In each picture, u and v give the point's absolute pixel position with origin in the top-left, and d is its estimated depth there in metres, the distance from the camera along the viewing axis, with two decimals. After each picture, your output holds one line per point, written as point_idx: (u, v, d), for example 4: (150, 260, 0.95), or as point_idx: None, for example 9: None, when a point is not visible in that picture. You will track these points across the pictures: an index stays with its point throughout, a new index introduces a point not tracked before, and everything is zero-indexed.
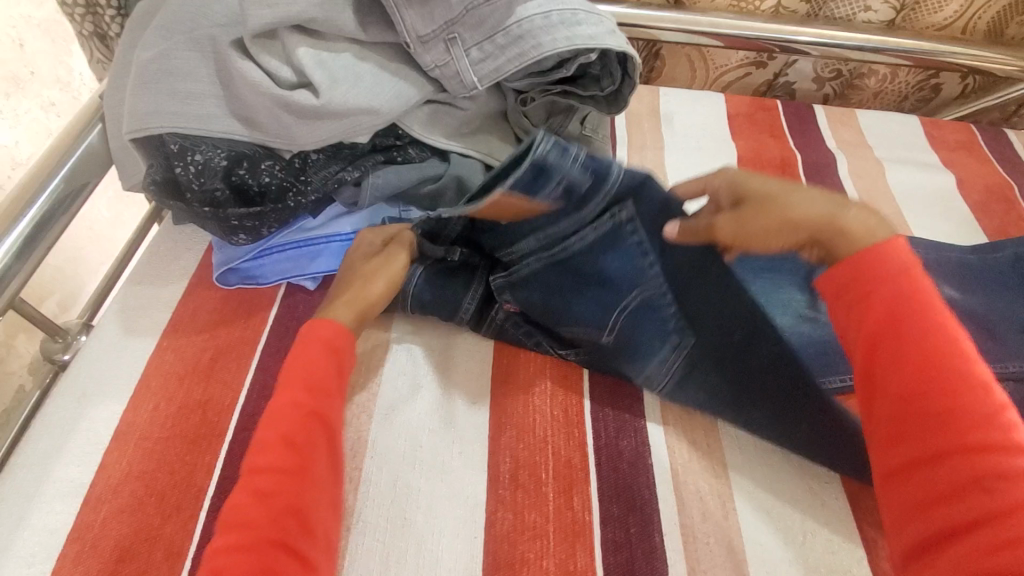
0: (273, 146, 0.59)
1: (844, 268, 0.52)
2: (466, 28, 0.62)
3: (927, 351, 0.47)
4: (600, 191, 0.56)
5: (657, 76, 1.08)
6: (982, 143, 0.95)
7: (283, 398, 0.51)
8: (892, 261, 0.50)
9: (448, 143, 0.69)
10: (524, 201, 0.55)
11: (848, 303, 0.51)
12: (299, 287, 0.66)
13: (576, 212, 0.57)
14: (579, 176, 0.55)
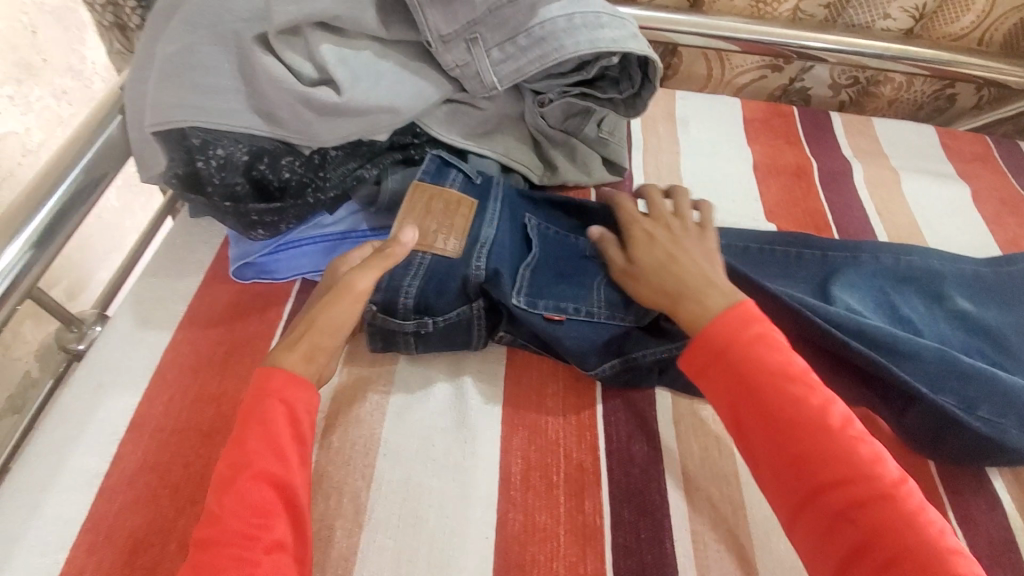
0: (293, 142, 0.59)
1: (704, 347, 0.52)
2: (488, 28, 0.62)
3: (787, 409, 0.47)
4: (488, 193, 0.66)
5: (673, 73, 1.07)
6: (998, 154, 0.94)
7: (241, 439, 0.48)
8: (736, 321, 0.51)
9: (465, 143, 0.70)
10: (444, 189, 0.64)
11: (707, 358, 0.52)
12: (314, 282, 0.66)
13: (490, 199, 0.65)
14: (470, 172, 0.67)
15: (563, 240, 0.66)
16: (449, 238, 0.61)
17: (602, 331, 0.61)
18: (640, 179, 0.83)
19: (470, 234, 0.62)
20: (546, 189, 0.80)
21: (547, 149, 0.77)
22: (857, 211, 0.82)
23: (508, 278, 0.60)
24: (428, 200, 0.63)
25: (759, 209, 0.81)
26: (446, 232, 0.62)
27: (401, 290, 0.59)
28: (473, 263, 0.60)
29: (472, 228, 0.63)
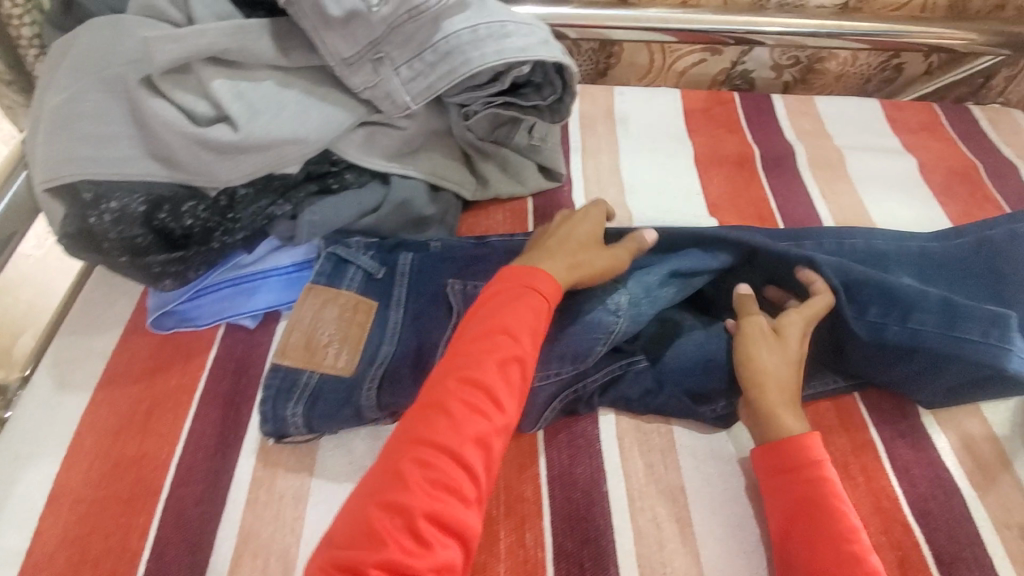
0: (196, 185, 0.57)
1: (779, 451, 0.52)
2: (394, 46, 0.59)
3: (825, 501, 0.49)
4: (390, 291, 0.63)
5: (616, 62, 1.05)
6: (946, 122, 0.92)
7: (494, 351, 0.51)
8: (810, 447, 0.52)
9: (387, 165, 0.67)
10: (338, 293, 0.61)
11: (777, 482, 0.52)
12: (238, 325, 0.63)
13: (390, 303, 0.62)
14: (371, 266, 0.63)
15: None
16: (341, 349, 0.58)
17: (542, 392, 0.57)
18: (579, 183, 0.81)
19: (364, 350, 0.59)
20: (481, 203, 0.77)
21: (478, 163, 0.75)
22: (801, 195, 0.80)
23: (409, 385, 0.57)
24: (324, 304, 0.61)
25: (702, 203, 0.79)
26: (337, 347, 0.59)
27: (287, 422, 0.55)
28: (364, 390, 0.56)
29: (367, 336, 0.60)
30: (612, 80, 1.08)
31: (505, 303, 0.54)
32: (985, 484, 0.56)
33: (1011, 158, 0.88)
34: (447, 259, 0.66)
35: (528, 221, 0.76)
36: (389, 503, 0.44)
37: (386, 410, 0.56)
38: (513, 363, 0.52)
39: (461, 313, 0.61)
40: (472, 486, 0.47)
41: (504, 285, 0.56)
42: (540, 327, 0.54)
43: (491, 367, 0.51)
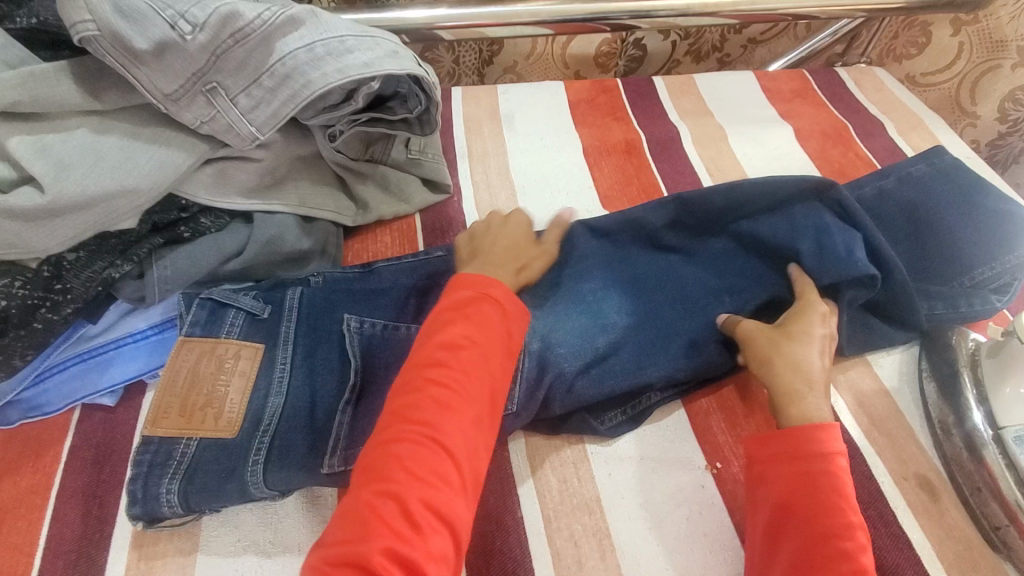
0: (10, 259, 0.49)
1: (784, 441, 0.50)
2: (224, 74, 0.54)
3: (834, 494, 0.48)
4: (277, 329, 0.58)
5: (499, 48, 1.04)
6: (817, 87, 0.96)
7: (450, 347, 0.50)
8: (825, 439, 0.50)
9: (247, 204, 0.61)
10: (216, 343, 0.55)
11: (779, 467, 0.50)
12: (97, 405, 0.56)
13: (277, 343, 0.57)
14: (253, 306, 0.58)
15: (389, 335, 0.59)
16: (223, 407, 0.52)
17: None
18: (469, 191, 0.78)
19: (250, 405, 0.53)
20: (364, 227, 0.72)
21: (354, 185, 0.70)
22: (690, 175, 0.81)
23: (300, 453, 0.51)
24: (200, 358, 0.54)
25: (594, 195, 0.78)
26: (218, 407, 0.52)
27: (160, 501, 0.47)
28: (250, 460, 0.50)
29: (254, 386, 0.54)
30: (498, 67, 1.07)
31: (461, 306, 0.52)
32: (881, 439, 0.58)
33: (876, 114, 0.93)
34: (345, 290, 0.62)
35: (417, 239, 0.72)
36: (382, 494, 0.43)
37: (277, 489, 0.49)
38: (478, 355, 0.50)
39: (359, 357, 0.56)
40: (461, 476, 0.45)
41: (460, 290, 0.53)
42: (496, 323, 0.52)
43: (453, 359, 0.49)
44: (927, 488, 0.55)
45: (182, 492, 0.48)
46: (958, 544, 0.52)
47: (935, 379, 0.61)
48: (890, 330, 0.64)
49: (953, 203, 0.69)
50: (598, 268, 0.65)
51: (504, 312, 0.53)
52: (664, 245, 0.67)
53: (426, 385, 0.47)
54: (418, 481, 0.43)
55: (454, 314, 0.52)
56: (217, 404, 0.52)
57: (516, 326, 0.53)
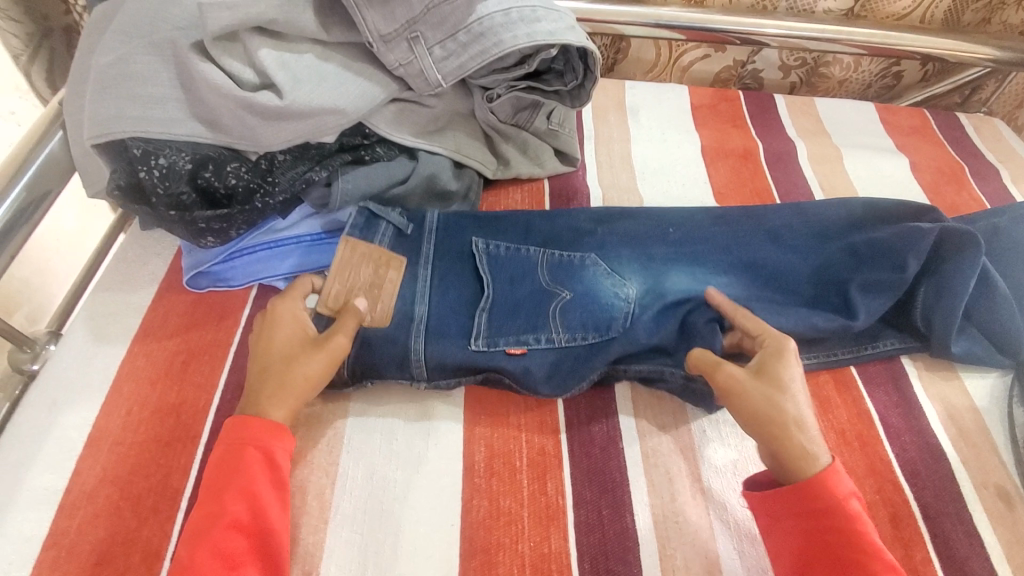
0: (239, 147, 0.60)
1: (789, 494, 0.50)
2: (428, 26, 0.63)
3: (841, 546, 0.47)
4: (418, 247, 0.65)
5: (623, 57, 1.09)
6: (935, 126, 0.98)
7: (225, 486, 0.49)
8: (830, 486, 0.49)
9: (415, 141, 0.71)
10: (370, 248, 0.63)
11: (790, 520, 0.50)
12: (271, 287, 0.66)
13: (420, 259, 0.65)
14: (400, 223, 0.66)
15: (513, 257, 0.66)
16: (379, 301, 0.61)
17: (567, 358, 0.61)
18: (593, 168, 0.85)
19: (400, 306, 0.61)
20: (500, 183, 0.81)
21: (499, 144, 0.78)
22: (802, 186, 0.86)
23: (451, 339, 0.60)
24: (359, 258, 0.62)
25: (709, 191, 0.84)
26: (377, 298, 0.61)
27: None
28: (414, 338, 0.60)
29: (401, 293, 0.62)
30: (618, 74, 1.12)
31: (228, 448, 0.51)
32: (967, 449, 0.61)
33: (993, 161, 0.94)
34: (477, 216, 0.69)
35: (545, 201, 0.79)
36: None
37: (430, 370, 0.59)
38: (245, 528, 0.48)
39: (489, 273, 0.64)
40: None
41: (232, 434, 0.52)
42: (259, 488, 0.49)
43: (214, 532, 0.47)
44: (1005, 498, 0.58)
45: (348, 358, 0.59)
46: None
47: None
48: (989, 354, 0.66)
49: None
50: (716, 252, 0.71)
51: (246, 436, 0.51)
52: (773, 225, 0.73)
53: (206, 547, 0.46)
54: None
55: (218, 496, 0.49)
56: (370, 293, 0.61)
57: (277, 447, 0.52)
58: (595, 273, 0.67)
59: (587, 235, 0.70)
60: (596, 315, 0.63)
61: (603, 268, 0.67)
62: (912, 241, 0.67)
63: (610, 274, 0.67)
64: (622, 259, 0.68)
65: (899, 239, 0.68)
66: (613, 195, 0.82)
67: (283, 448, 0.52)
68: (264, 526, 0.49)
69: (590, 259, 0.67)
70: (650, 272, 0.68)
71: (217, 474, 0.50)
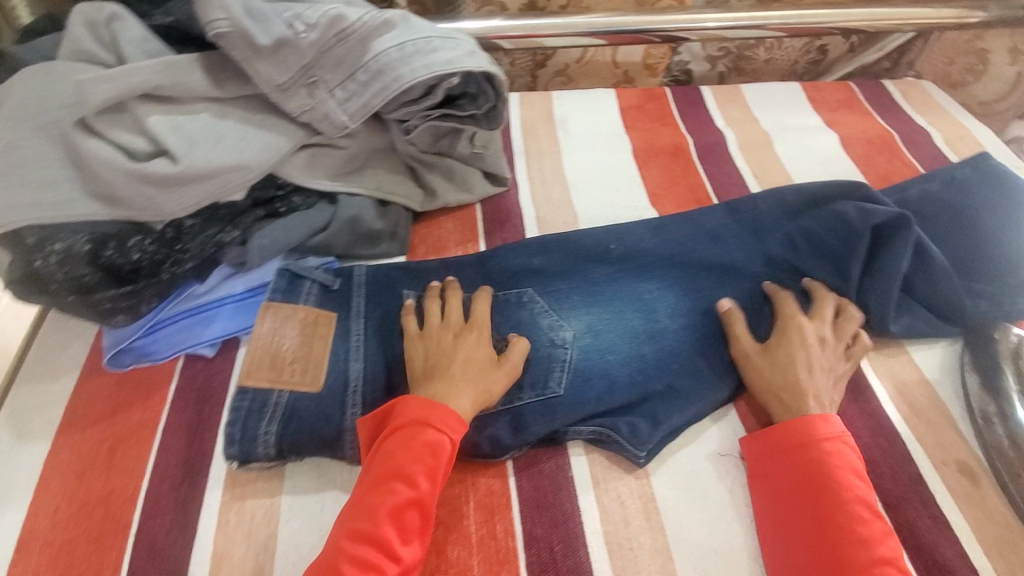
0: (142, 220, 0.58)
1: (783, 435, 0.55)
2: (325, 69, 0.62)
3: (826, 478, 0.51)
4: (348, 300, 0.63)
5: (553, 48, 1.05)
6: (862, 97, 0.98)
7: (387, 460, 0.50)
8: (818, 426, 0.54)
9: (333, 185, 0.70)
10: (295, 310, 0.60)
11: (782, 462, 0.54)
12: (197, 356, 0.64)
13: (350, 314, 0.62)
14: (325, 278, 0.63)
15: None
16: (308, 364, 0.57)
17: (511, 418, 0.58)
18: (525, 185, 0.84)
19: (332, 367, 0.57)
20: (430, 215, 0.79)
21: (424, 175, 0.77)
22: (734, 176, 0.85)
23: None
24: (283, 322, 0.59)
25: (644, 193, 0.83)
26: (304, 364, 0.57)
27: (258, 442, 0.53)
28: (349, 414, 0.55)
29: (334, 351, 0.58)
30: (551, 68, 1.08)
31: (413, 426, 0.51)
32: (921, 426, 0.60)
33: (923, 124, 0.94)
34: (407, 267, 0.68)
35: (478, 226, 0.78)
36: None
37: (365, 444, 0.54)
38: (412, 504, 0.48)
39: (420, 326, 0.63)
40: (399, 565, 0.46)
41: (397, 416, 0.52)
42: (437, 464, 0.50)
43: (385, 515, 0.47)
44: (966, 473, 0.57)
45: (272, 427, 0.53)
46: (998, 529, 0.53)
47: (978, 372, 0.63)
48: (932, 326, 0.66)
49: (1000, 206, 0.71)
50: (655, 269, 0.70)
51: (435, 414, 0.52)
52: (705, 228, 0.73)
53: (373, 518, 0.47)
54: (360, 566, 0.45)
55: (389, 481, 0.49)
56: (300, 356, 0.57)
57: (444, 418, 0.52)
58: (533, 316, 0.66)
59: (530, 270, 0.70)
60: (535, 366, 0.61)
61: (541, 305, 0.67)
62: (844, 237, 0.67)
63: (548, 313, 0.66)
64: (559, 297, 0.68)
65: (825, 233, 0.69)
66: (545, 211, 0.81)
67: (454, 425, 0.52)
68: (421, 501, 0.49)
69: (527, 295, 0.68)
70: (590, 295, 0.68)
71: (428, 448, 0.50)
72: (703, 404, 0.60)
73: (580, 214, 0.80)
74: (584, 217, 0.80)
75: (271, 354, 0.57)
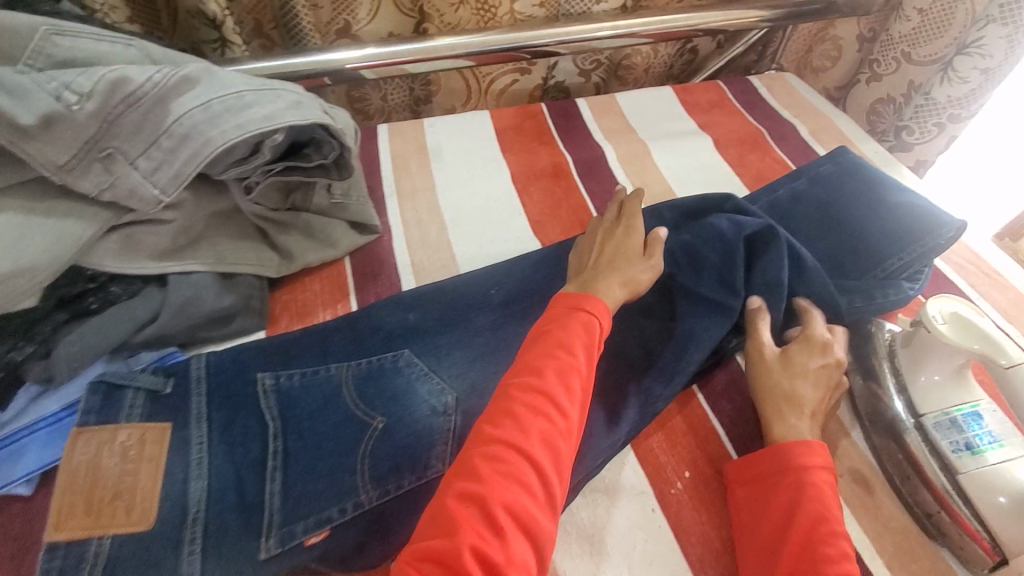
0: None
1: (772, 458, 0.52)
2: (120, 139, 0.53)
3: (810, 502, 0.48)
4: (186, 404, 0.54)
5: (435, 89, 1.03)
6: (731, 96, 0.99)
7: (561, 332, 0.52)
8: (810, 451, 0.52)
9: (160, 266, 0.60)
10: (117, 431, 0.51)
11: (774, 483, 0.51)
12: (11, 497, 0.52)
13: (188, 420, 0.53)
14: (154, 383, 0.54)
15: (311, 384, 0.58)
16: (136, 497, 0.48)
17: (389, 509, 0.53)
18: (398, 229, 0.77)
19: (167, 493, 0.49)
20: (293, 276, 0.71)
21: (276, 236, 0.68)
22: (616, 193, 0.83)
23: (237, 535, 0.48)
24: (99, 449, 0.50)
25: (526, 223, 0.79)
26: (129, 499, 0.48)
27: None
28: (186, 551, 0.47)
29: (168, 471, 0.50)
30: (437, 106, 1.06)
31: (558, 318, 0.54)
32: None
33: (789, 118, 0.96)
34: (263, 347, 0.60)
35: (348, 283, 0.71)
36: (467, 493, 0.43)
37: None
38: (575, 371, 0.50)
39: (276, 418, 0.55)
40: (563, 421, 0.48)
41: (556, 305, 0.55)
42: (592, 342, 0.53)
43: (551, 376, 0.49)
44: (860, 481, 0.57)
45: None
46: (895, 537, 0.53)
47: (860, 371, 0.63)
48: None
49: (860, 198, 0.72)
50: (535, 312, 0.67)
51: (600, 299, 0.56)
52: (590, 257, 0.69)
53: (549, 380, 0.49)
54: (525, 424, 0.46)
55: (549, 354, 0.51)
56: (123, 490, 0.48)
57: (596, 305, 0.55)
58: (412, 381, 0.60)
59: (408, 330, 0.64)
60: (414, 443, 0.55)
61: (420, 368, 0.61)
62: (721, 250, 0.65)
63: (427, 376, 0.60)
64: (437, 355, 0.63)
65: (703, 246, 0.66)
66: (422, 256, 0.75)
67: (597, 305, 0.55)
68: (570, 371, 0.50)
69: (403, 357, 0.62)
70: (470, 349, 0.64)
71: (560, 332, 0.53)
72: (602, 456, 0.55)
73: (459, 256, 0.75)
74: (464, 258, 0.75)
75: (87, 494, 0.48)
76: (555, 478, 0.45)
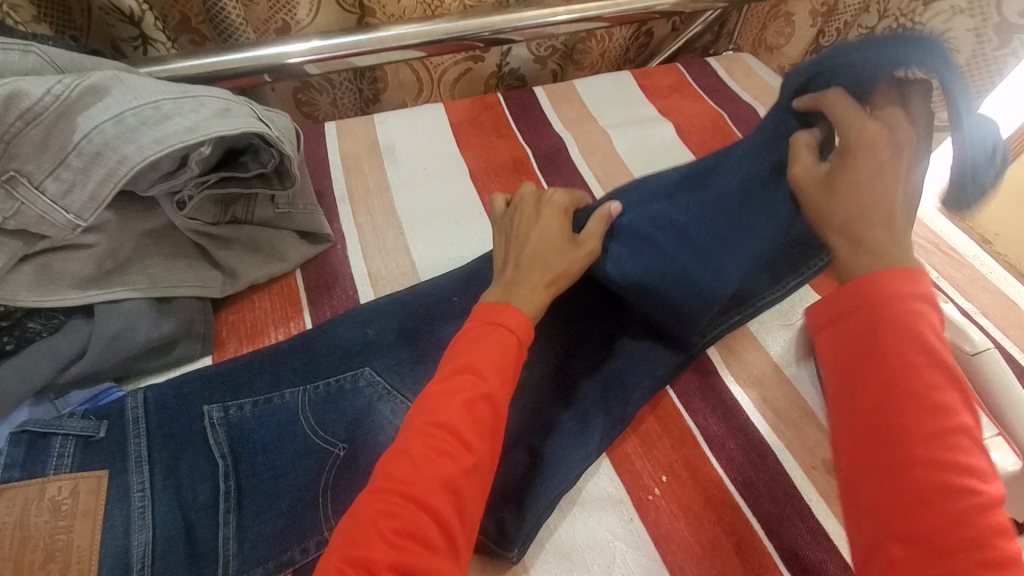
0: None
1: (850, 292, 0.42)
2: (22, 160, 0.47)
3: (893, 338, 0.39)
4: (123, 448, 0.49)
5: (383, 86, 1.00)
6: (691, 80, 0.98)
7: (464, 356, 0.46)
8: (893, 285, 0.41)
9: (84, 296, 0.54)
10: (44, 484, 0.46)
11: (844, 327, 0.42)
12: None
13: (127, 466, 0.48)
14: (84, 428, 0.49)
15: (264, 414, 0.54)
16: (70, 558, 0.43)
17: None
18: (352, 237, 0.73)
19: (105, 550, 0.44)
20: (238, 296, 0.66)
21: (217, 253, 0.63)
22: (579, 185, 0.80)
23: None
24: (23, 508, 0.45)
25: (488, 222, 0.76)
26: (61, 561, 0.43)
27: None
28: None
29: (107, 525, 0.45)
30: (387, 105, 1.03)
31: (467, 341, 0.47)
32: (789, 432, 0.58)
33: (748, 100, 0.95)
34: (209, 377, 0.56)
35: (300, 298, 0.67)
36: (354, 557, 0.37)
37: None
38: (484, 400, 0.44)
39: (227, 455, 0.51)
40: (469, 458, 0.42)
41: (468, 323, 0.49)
42: (509, 362, 0.47)
43: (458, 406, 0.43)
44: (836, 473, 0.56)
45: None
46: None
47: None
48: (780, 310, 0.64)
49: None
50: None
51: (517, 317, 0.49)
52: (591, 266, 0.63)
53: (449, 414, 0.43)
54: (427, 464, 0.41)
55: (454, 383, 0.45)
56: (56, 551, 0.43)
57: (512, 318, 0.49)
58: (375, 403, 0.56)
59: (369, 347, 0.60)
60: None
61: (381, 387, 0.58)
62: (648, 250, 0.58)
63: (389, 397, 0.57)
64: (400, 373, 0.59)
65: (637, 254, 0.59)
66: (379, 264, 0.71)
67: (511, 317, 0.49)
68: (489, 400, 0.44)
69: (363, 376, 0.58)
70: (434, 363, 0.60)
71: (466, 353, 0.46)
72: (575, 468, 0.53)
73: (418, 263, 0.71)
74: (424, 266, 0.71)
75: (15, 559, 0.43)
76: (458, 528, 0.40)
